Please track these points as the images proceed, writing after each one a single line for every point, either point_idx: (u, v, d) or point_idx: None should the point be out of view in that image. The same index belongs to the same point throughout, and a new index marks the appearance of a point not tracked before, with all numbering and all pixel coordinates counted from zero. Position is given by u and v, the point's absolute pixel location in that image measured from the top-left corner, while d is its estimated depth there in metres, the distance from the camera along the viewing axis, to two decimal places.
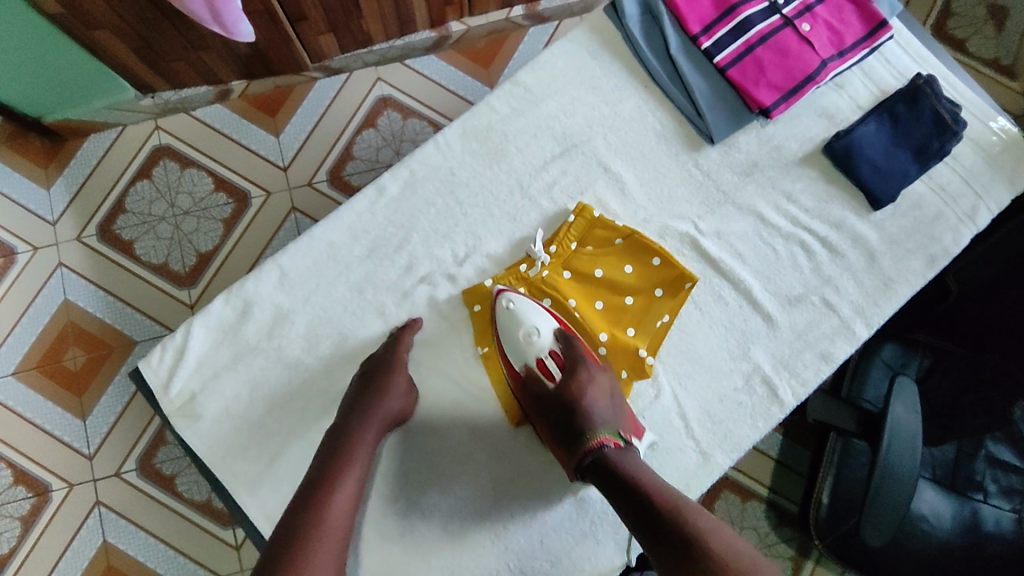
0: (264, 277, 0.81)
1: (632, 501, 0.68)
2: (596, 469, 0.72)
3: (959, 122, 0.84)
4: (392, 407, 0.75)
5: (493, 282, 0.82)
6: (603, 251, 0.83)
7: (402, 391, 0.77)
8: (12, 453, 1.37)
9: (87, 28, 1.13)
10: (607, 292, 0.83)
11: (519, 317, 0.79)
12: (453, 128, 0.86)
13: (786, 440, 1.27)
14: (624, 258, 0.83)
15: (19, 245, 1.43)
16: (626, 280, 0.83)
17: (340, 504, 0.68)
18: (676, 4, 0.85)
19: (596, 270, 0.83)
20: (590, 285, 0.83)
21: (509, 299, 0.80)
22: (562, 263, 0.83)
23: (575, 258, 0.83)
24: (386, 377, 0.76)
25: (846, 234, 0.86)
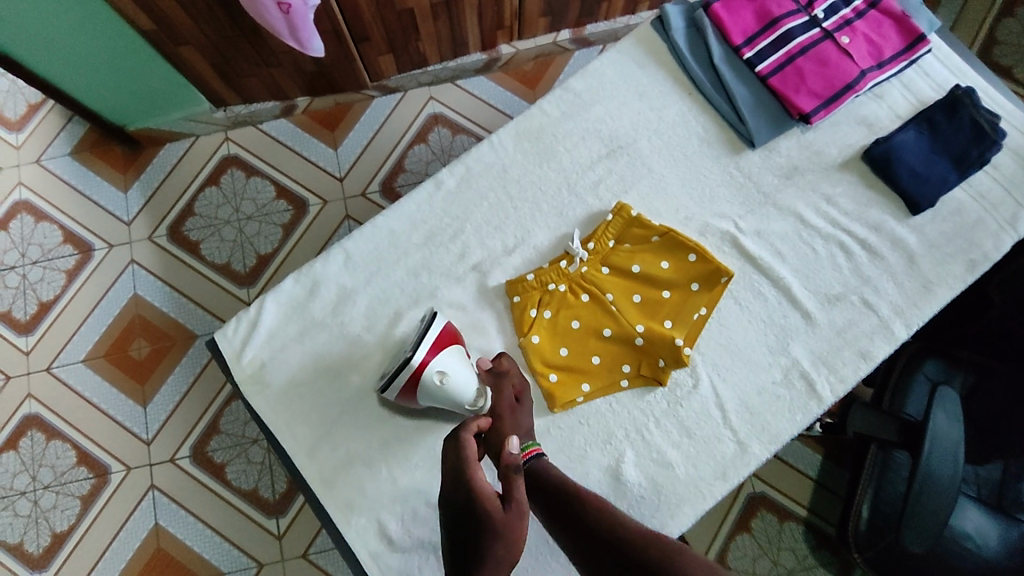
0: (331, 260, 0.88)
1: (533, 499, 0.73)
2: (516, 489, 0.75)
3: (998, 131, 0.87)
4: (513, 530, 0.64)
5: (534, 277, 0.85)
6: (640, 248, 0.87)
7: (514, 508, 0.66)
8: (77, 434, 1.46)
9: (174, 43, 1.26)
10: (646, 287, 0.86)
11: (460, 392, 0.76)
12: (507, 130, 0.93)
13: (825, 460, 1.27)
14: (651, 251, 0.86)
15: (96, 242, 1.56)
16: (664, 276, 0.86)
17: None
18: (719, 17, 0.91)
19: (634, 265, 0.86)
20: (631, 281, 0.86)
21: (442, 376, 0.75)
22: (602, 260, 0.86)
23: (613, 255, 0.86)
24: (482, 502, 0.65)
25: (886, 237, 0.88)
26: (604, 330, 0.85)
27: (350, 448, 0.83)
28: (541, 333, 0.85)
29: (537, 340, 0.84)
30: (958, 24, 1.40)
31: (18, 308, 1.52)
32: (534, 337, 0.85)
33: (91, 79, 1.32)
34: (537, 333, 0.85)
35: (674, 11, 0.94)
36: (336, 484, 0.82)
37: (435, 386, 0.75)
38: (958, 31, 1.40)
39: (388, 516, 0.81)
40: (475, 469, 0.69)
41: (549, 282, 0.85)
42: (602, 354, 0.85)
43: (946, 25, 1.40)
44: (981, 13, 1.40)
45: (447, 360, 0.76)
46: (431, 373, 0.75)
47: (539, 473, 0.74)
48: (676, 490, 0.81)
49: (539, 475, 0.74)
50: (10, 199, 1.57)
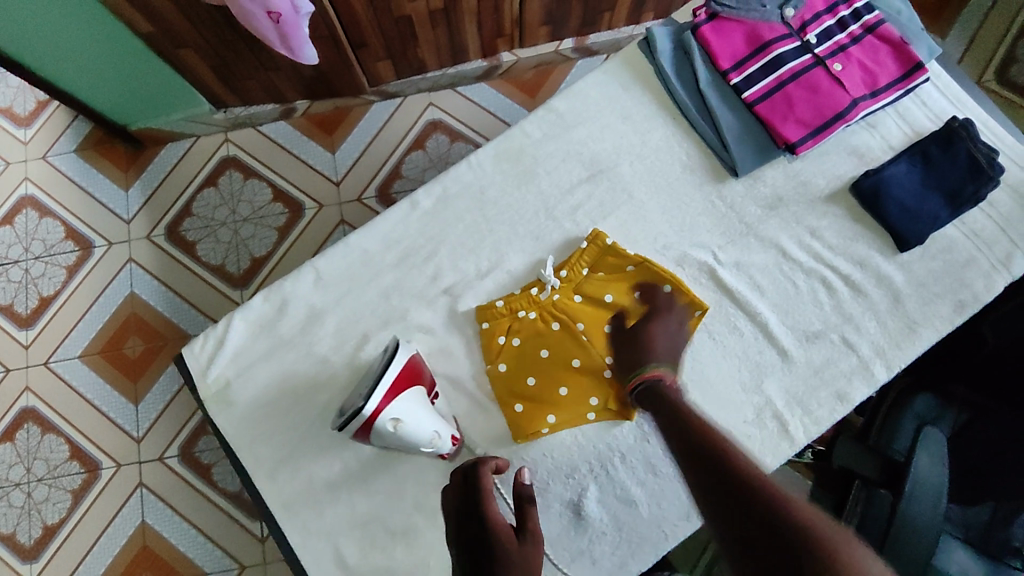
0: (302, 279, 0.87)
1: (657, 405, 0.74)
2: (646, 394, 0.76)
3: (995, 167, 0.84)
4: (530, 560, 0.66)
5: (503, 303, 0.84)
6: (613, 278, 0.84)
7: (528, 539, 0.68)
8: (70, 429, 1.48)
9: (174, 46, 1.26)
10: (618, 318, 0.84)
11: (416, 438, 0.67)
12: (487, 149, 0.90)
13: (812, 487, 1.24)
14: (628, 281, 0.84)
15: (96, 240, 1.57)
16: (636, 307, 0.83)
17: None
18: (707, 39, 0.88)
19: (607, 294, 0.84)
20: (608, 309, 0.84)
21: (396, 424, 0.64)
22: (573, 287, 0.84)
23: (586, 283, 0.84)
24: (501, 536, 0.66)
25: (871, 273, 0.85)
26: (574, 360, 0.83)
27: (313, 468, 0.83)
28: (508, 360, 0.84)
29: (504, 368, 0.84)
30: (966, 55, 1.43)
31: (19, 302, 1.55)
32: (501, 364, 0.84)
33: (92, 79, 1.33)
34: (504, 361, 0.84)
35: (661, 32, 0.91)
36: (296, 505, 0.82)
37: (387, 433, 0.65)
38: (965, 63, 1.43)
39: (349, 539, 0.81)
40: (490, 501, 0.70)
41: (519, 309, 0.84)
42: (570, 384, 0.83)
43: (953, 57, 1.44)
44: (990, 48, 1.43)
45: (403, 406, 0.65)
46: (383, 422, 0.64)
47: (660, 394, 0.74)
48: (637, 527, 0.81)
49: (661, 397, 0.74)
50: (15, 194, 1.60)
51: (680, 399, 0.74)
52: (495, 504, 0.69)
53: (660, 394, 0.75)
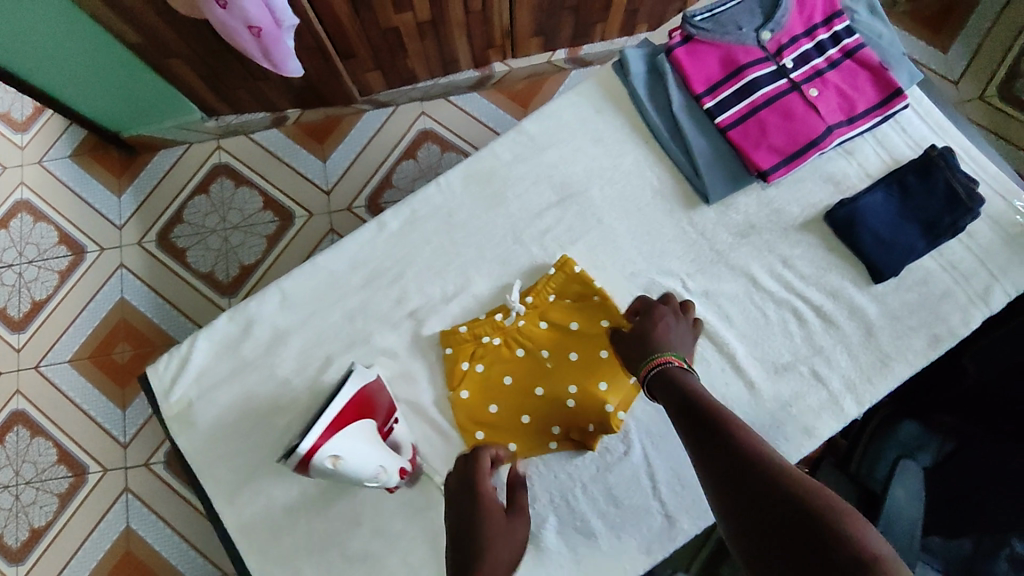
0: (268, 299, 0.87)
1: (670, 391, 0.68)
2: (659, 379, 0.70)
3: (975, 198, 0.82)
4: (516, 533, 0.69)
5: (466, 328, 0.83)
6: (580, 306, 0.83)
7: (517, 513, 0.71)
8: (58, 433, 1.47)
9: (163, 55, 1.25)
10: (584, 346, 0.82)
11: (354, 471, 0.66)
12: (457, 171, 0.89)
13: None
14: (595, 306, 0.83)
15: (88, 245, 1.57)
16: (601, 335, 0.82)
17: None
18: (681, 62, 0.86)
19: (573, 322, 0.83)
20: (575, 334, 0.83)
21: (336, 461, 0.64)
22: (540, 313, 0.83)
23: (552, 309, 0.83)
24: (490, 508, 0.69)
25: (844, 304, 0.84)
26: (537, 390, 0.81)
27: (272, 491, 0.82)
28: (471, 387, 0.83)
29: (466, 395, 0.82)
30: (964, 77, 1.40)
31: (12, 306, 1.54)
32: (464, 391, 0.82)
33: (84, 88, 1.33)
34: (466, 388, 0.82)
35: (634, 54, 0.89)
36: (255, 527, 0.82)
37: (327, 471, 0.65)
38: (962, 87, 1.39)
39: (306, 563, 0.81)
40: (485, 478, 0.71)
41: (483, 335, 0.83)
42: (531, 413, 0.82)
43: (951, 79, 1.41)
44: (988, 70, 1.40)
45: (344, 444, 0.65)
46: (321, 458, 0.63)
47: (673, 384, 0.68)
48: (596, 560, 0.80)
49: (675, 384, 0.68)
50: (11, 198, 1.59)
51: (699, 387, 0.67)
52: (489, 482, 0.71)
53: (675, 381, 0.69)
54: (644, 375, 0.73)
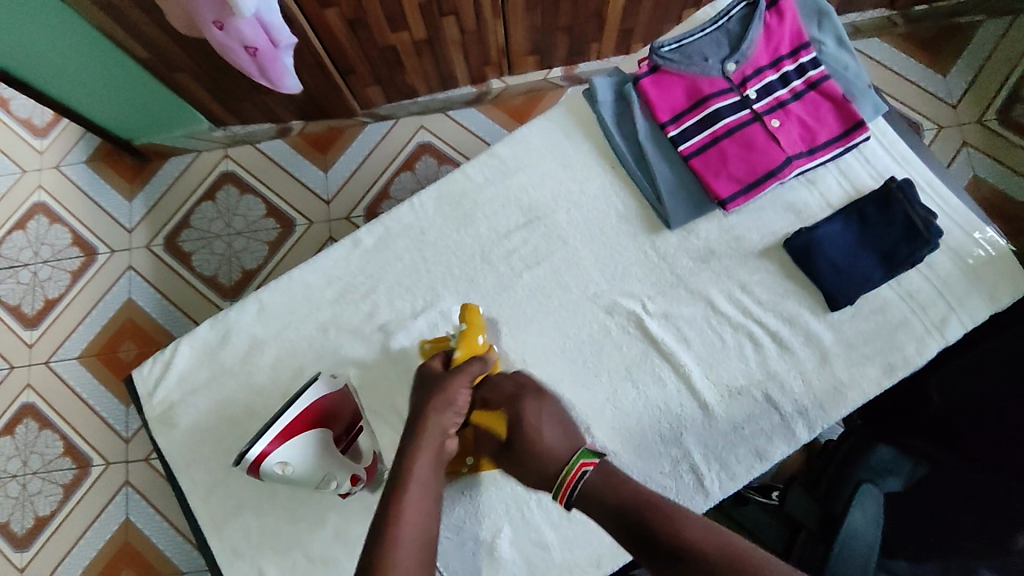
0: (246, 309, 0.91)
1: (598, 506, 0.71)
2: (583, 496, 0.72)
3: (932, 230, 0.83)
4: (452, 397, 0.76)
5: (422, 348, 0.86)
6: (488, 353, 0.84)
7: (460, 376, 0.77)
8: (64, 426, 1.45)
9: (170, 70, 1.24)
10: None
11: (305, 476, 0.77)
12: (430, 192, 0.93)
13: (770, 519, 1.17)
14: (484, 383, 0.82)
15: (99, 246, 1.54)
16: None
17: (412, 510, 0.67)
18: (647, 92, 0.89)
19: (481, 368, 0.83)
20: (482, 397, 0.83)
21: (283, 466, 0.75)
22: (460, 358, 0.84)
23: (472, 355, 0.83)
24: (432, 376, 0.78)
25: (799, 331, 0.86)
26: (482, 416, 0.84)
27: (243, 492, 0.87)
28: None
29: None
30: (963, 100, 1.38)
31: (26, 303, 1.52)
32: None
33: (110, 107, 1.35)
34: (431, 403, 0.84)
35: (603, 83, 0.92)
36: (227, 525, 0.86)
37: (278, 474, 0.76)
38: (960, 110, 1.38)
39: (272, 561, 0.85)
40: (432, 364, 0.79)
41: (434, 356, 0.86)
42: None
43: (950, 102, 1.39)
44: (988, 93, 1.38)
45: (290, 452, 0.75)
46: (270, 465, 0.74)
47: (601, 498, 0.71)
48: (548, 571, 0.83)
49: (599, 496, 0.71)
50: (27, 202, 1.56)
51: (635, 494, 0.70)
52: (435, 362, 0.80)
53: (601, 493, 0.71)
54: (564, 499, 0.73)
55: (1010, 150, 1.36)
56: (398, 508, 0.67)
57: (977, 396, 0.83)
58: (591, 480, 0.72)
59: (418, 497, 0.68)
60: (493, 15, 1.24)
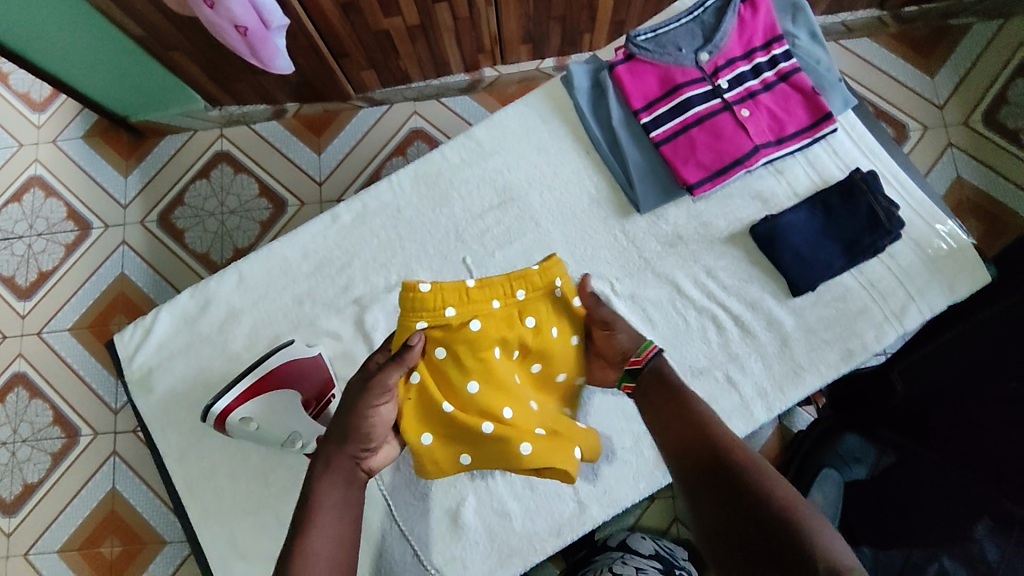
0: (225, 280, 0.94)
1: (648, 392, 0.73)
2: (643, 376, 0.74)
3: (893, 222, 0.85)
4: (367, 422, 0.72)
5: (415, 317, 0.71)
6: (455, 337, 0.72)
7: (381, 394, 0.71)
8: (53, 395, 1.46)
9: (164, 48, 1.26)
10: (457, 380, 0.73)
11: (270, 434, 0.81)
12: (408, 171, 0.95)
13: None
14: (440, 375, 0.73)
15: (93, 220, 1.55)
16: (473, 374, 0.73)
17: (322, 543, 0.67)
18: (621, 80, 0.92)
19: (441, 352, 0.72)
20: (430, 388, 0.73)
21: (247, 422, 0.80)
22: (439, 337, 0.72)
23: (445, 333, 0.72)
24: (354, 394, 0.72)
25: (762, 315, 0.88)
26: (446, 406, 0.73)
27: (218, 455, 0.89)
28: (422, 372, 0.73)
29: (517, 357, 0.76)
30: (950, 101, 1.39)
31: (20, 274, 1.53)
32: (534, 364, 0.78)
33: (106, 84, 1.37)
34: (418, 372, 0.73)
35: (579, 69, 0.95)
36: (202, 488, 0.89)
37: (244, 429, 0.81)
38: (946, 111, 1.39)
39: (245, 523, 0.88)
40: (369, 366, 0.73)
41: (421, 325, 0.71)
42: (516, 410, 0.74)
43: (937, 103, 1.40)
44: (975, 95, 1.40)
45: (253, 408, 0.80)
46: (235, 421, 0.80)
47: (661, 383, 0.72)
48: (511, 541, 0.85)
49: (655, 381, 0.72)
50: (24, 174, 1.58)
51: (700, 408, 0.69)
52: (374, 362, 0.74)
53: (660, 377, 0.72)
54: (642, 361, 0.74)
55: (994, 152, 1.37)
56: (303, 541, 0.67)
57: (937, 382, 0.78)
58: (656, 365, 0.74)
59: (326, 530, 0.68)
60: (485, 3, 1.25)
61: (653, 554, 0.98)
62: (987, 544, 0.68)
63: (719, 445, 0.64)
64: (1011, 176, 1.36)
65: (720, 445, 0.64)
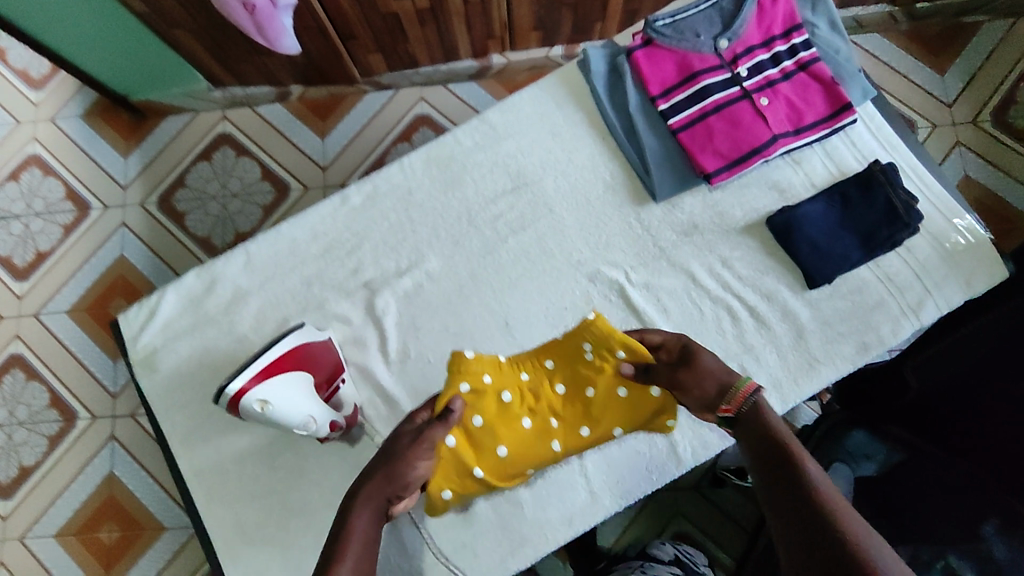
0: (232, 260, 0.92)
1: (751, 435, 0.61)
2: (745, 419, 0.63)
3: (912, 214, 0.84)
4: (405, 460, 0.68)
5: (459, 385, 0.75)
6: (493, 406, 0.77)
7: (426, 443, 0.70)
8: (50, 377, 1.44)
9: (168, 26, 1.23)
10: (487, 444, 0.77)
11: (285, 416, 0.76)
12: (419, 154, 0.94)
13: (737, 492, 1.14)
14: (474, 440, 0.77)
15: (93, 202, 1.52)
16: (506, 443, 0.77)
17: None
18: (639, 65, 0.90)
19: (477, 418, 0.76)
20: (464, 453, 0.76)
21: (263, 404, 0.74)
22: (477, 403, 0.77)
23: (482, 401, 0.77)
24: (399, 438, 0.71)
25: (777, 307, 0.87)
26: (478, 470, 0.76)
27: (224, 437, 0.88)
28: (459, 435, 0.76)
29: (550, 422, 0.80)
30: (959, 99, 1.38)
31: (17, 255, 1.51)
32: (579, 426, 0.80)
33: (107, 61, 1.34)
34: (455, 436, 0.75)
35: (596, 54, 0.93)
36: (206, 472, 0.88)
37: (259, 412, 0.75)
38: (955, 110, 1.38)
39: (251, 508, 0.86)
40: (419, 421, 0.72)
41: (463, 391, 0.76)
42: (539, 467, 0.81)
43: (946, 101, 1.39)
44: (985, 94, 1.38)
45: (272, 389, 0.75)
46: (252, 403, 0.74)
47: (765, 428, 0.61)
48: (521, 529, 0.84)
49: (757, 425, 0.61)
50: (23, 152, 1.55)
51: (810, 470, 0.56)
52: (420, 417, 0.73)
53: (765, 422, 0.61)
54: (732, 410, 0.65)
55: (1003, 151, 1.36)
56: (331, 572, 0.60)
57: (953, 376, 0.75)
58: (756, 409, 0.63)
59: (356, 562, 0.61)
60: None
61: (674, 560, 0.94)
62: (995, 543, 0.72)
63: (824, 522, 0.51)
64: (1020, 176, 1.35)
65: (822, 520, 0.51)
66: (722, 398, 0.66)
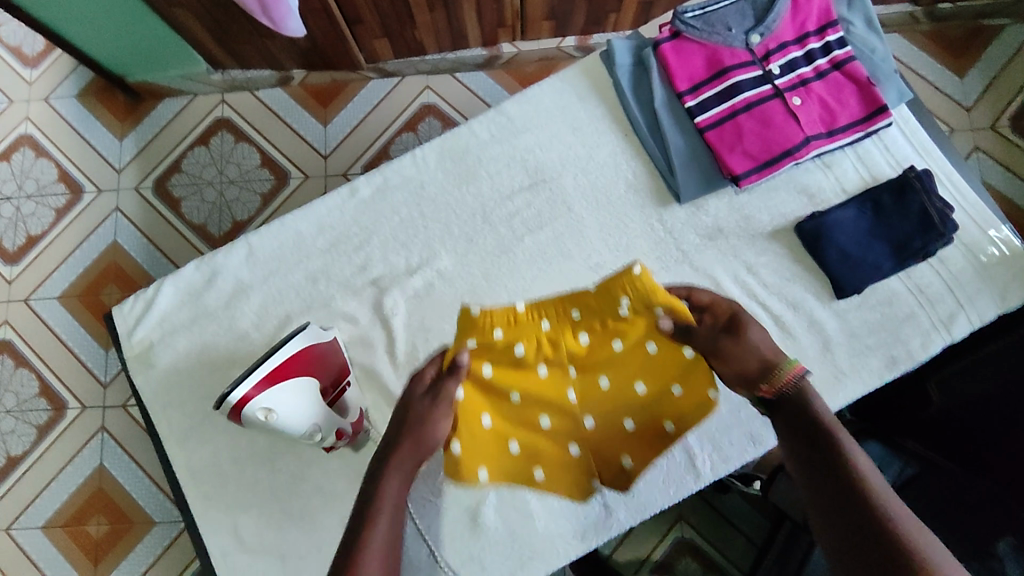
0: (234, 253, 0.88)
1: (795, 431, 0.56)
2: (784, 406, 0.58)
3: (947, 225, 0.80)
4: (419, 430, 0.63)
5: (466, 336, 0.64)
6: (504, 355, 0.65)
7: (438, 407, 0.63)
8: (40, 365, 1.39)
9: (167, 4, 1.17)
10: (496, 400, 0.66)
11: (289, 425, 0.73)
12: (432, 146, 0.89)
13: (745, 503, 1.10)
14: (485, 390, 0.65)
15: (86, 185, 1.47)
16: (519, 397, 0.66)
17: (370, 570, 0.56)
18: (666, 60, 0.86)
19: (486, 369, 0.65)
20: (469, 408, 0.64)
21: (268, 414, 0.70)
22: (486, 351, 0.64)
23: (493, 350, 0.64)
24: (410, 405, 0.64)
25: (803, 316, 0.84)
26: (486, 420, 0.65)
27: (222, 438, 0.84)
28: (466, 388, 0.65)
29: (572, 374, 0.67)
30: (979, 104, 1.34)
31: (7, 238, 1.45)
32: (602, 379, 0.67)
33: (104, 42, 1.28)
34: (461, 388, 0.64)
35: (621, 46, 0.89)
36: (203, 474, 0.84)
37: (262, 420, 0.70)
38: (974, 114, 1.34)
39: (250, 512, 0.83)
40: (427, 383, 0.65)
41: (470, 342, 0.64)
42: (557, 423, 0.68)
43: (964, 105, 1.35)
44: (1004, 99, 1.34)
45: (275, 397, 0.70)
46: (255, 412, 0.70)
47: (808, 424, 0.56)
48: (532, 543, 0.81)
49: (801, 419, 0.56)
50: (14, 131, 1.49)
51: (872, 484, 0.52)
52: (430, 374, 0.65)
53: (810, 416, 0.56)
54: (772, 392, 0.59)
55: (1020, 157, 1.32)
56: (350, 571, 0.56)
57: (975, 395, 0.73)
58: (800, 394, 0.58)
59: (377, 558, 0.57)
60: None
61: None
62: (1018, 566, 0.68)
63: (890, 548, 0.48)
64: None
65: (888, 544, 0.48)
66: (763, 377, 0.59)
